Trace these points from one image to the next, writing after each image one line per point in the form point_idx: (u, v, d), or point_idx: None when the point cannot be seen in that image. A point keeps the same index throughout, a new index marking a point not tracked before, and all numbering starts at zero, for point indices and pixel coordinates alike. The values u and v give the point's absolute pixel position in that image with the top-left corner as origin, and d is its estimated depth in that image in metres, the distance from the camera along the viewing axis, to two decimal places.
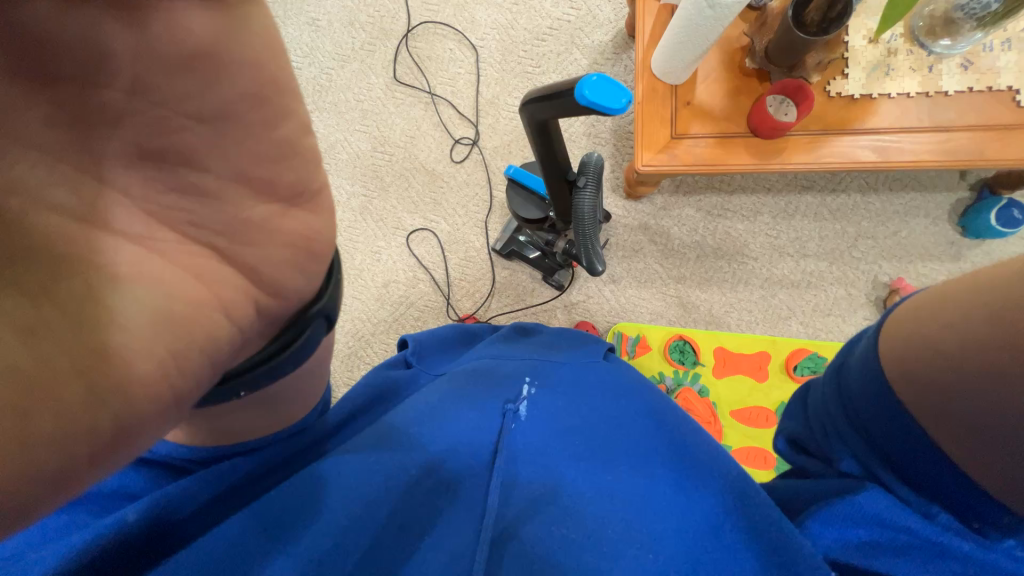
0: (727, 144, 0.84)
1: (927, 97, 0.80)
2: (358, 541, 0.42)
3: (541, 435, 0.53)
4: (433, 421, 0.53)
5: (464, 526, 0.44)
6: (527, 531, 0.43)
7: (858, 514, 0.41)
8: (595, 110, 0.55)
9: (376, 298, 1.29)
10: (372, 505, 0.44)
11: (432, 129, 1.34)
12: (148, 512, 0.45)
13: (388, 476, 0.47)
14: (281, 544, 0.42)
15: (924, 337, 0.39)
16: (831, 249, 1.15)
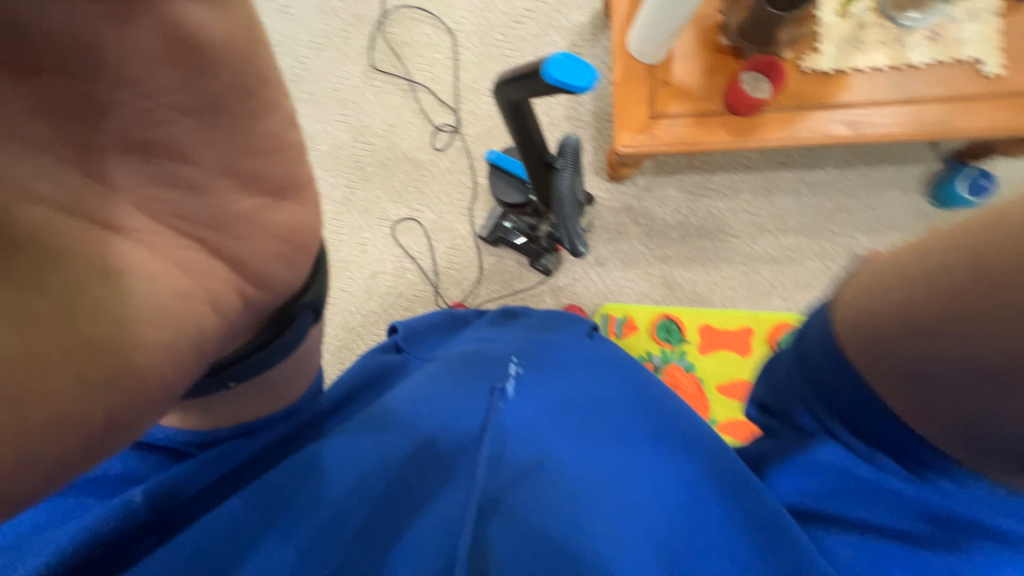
0: (705, 123, 0.85)
1: (895, 70, 0.81)
2: (353, 517, 0.44)
3: (531, 408, 0.54)
4: (426, 400, 0.54)
5: (455, 494, 0.46)
6: (516, 499, 0.45)
7: (815, 466, 0.46)
8: (562, 89, 0.55)
9: (365, 290, 1.29)
10: (367, 483, 0.46)
11: (412, 117, 1.32)
12: (157, 491, 0.46)
13: (383, 455, 0.48)
14: (278, 522, 0.43)
15: None
16: (809, 224, 1.18)
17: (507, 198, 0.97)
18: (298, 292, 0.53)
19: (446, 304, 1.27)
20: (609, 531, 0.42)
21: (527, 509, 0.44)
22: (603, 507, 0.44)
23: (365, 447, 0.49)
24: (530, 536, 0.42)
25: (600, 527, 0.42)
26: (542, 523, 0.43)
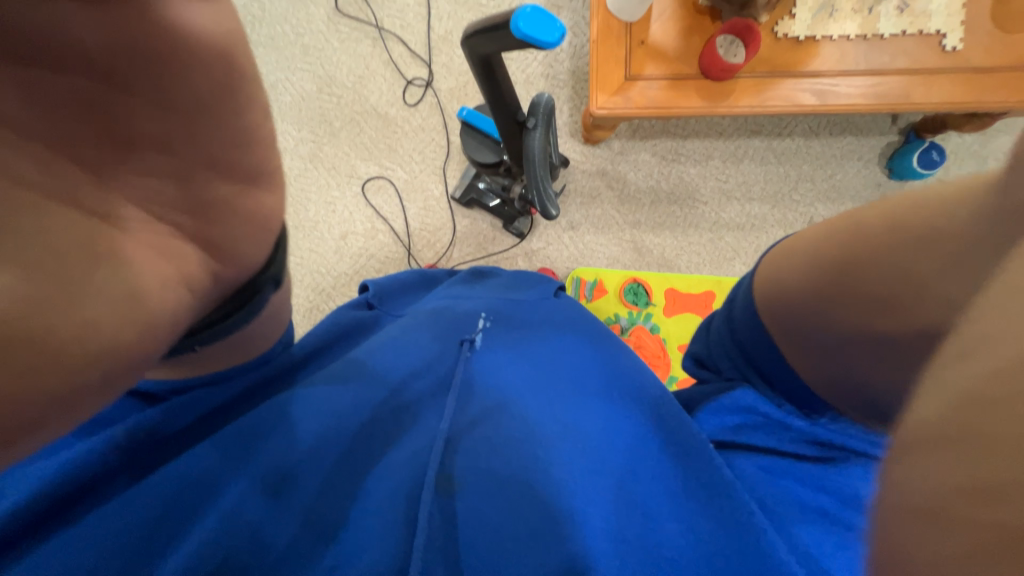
0: (679, 86, 0.85)
1: (864, 40, 0.83)
2: (325, 453, 0.46)
3: (498, 357, 0.57)
4: (396, 350, 0.56)
5: (423, 431, 0.48)
6: (480, 432, 0.48)
7: (728, 405, 0.52)
8: (531, 43, 0.54)
9: (336, 251, 1.26)
10: (339, 423, 0.48)
11: (382, 67, 1.26)
12: (136, 430, 0.47)
13: (354, 397, 0.50)
14: (244, 463, 0.44)
15: (781, 279, 0.49)
16: (774, 192, 1.22)
17: (479, 158, 0.95)
18: (261, 266, 0.50)
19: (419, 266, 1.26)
20: (569, 456, 0.45)
21: (491, 438, 0.47)
22: (563, 437, 0.47)
23: (336, 391, 0.50)
24: (493, 464, 0.45)
25: (559, 451, 0.45)
26: (505, 451, 0.46)
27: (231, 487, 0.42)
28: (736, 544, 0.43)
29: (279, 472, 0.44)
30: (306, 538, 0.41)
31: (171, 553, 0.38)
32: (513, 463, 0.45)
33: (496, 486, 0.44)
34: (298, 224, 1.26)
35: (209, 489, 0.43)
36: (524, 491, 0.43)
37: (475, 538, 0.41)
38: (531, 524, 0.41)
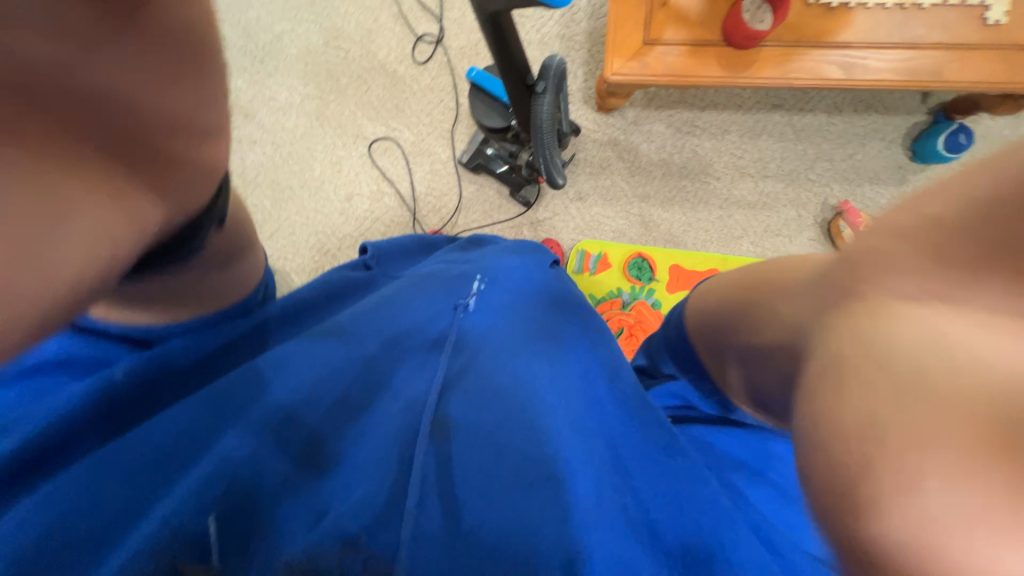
0: (699, 53, 0.81)
1: (901, 9, 0.78)
2: (325, 396, 0.47)
3: (493, 320, 0.59)
4: (394, 311, 0.58)
5: (420, 382, 0.50)
6: (473, 378, 0.51)
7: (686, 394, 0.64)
8: (540, 1, 0.52)
9: (340, 212, 1.26)
10: (338, 370, 0.49)
11: (392, 22, 1.21)
12: (134, 372, 0.49)
13: (354, 349, 0.52)
14: (245, 406, 0.46)
15: (702, 297, 0.58)
16: (790, 170, 1.18)
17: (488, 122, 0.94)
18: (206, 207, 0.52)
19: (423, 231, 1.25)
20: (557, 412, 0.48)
21: (485, 390, 0.49)
22: (552, 395, 0.50)
23: (337, 343, 0.52)
24: (486, 413, 0.47)
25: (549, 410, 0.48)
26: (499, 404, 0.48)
27: (231, 423, 0.43)
28: (695, 497, 0.47)
29: (280, 409, 0.44)
30: (306, 472, 0.42)
31: (177, 478, 0.39)
32: (505, 407, 0.47)
33: (490, 433, 0.46)
34: (303, 183, 1.25)
35: (207, 425, 0.44)
36: (518, 439, 0.45)
37: (471, 480, 0.42)
38: (522, 468, 0.43)
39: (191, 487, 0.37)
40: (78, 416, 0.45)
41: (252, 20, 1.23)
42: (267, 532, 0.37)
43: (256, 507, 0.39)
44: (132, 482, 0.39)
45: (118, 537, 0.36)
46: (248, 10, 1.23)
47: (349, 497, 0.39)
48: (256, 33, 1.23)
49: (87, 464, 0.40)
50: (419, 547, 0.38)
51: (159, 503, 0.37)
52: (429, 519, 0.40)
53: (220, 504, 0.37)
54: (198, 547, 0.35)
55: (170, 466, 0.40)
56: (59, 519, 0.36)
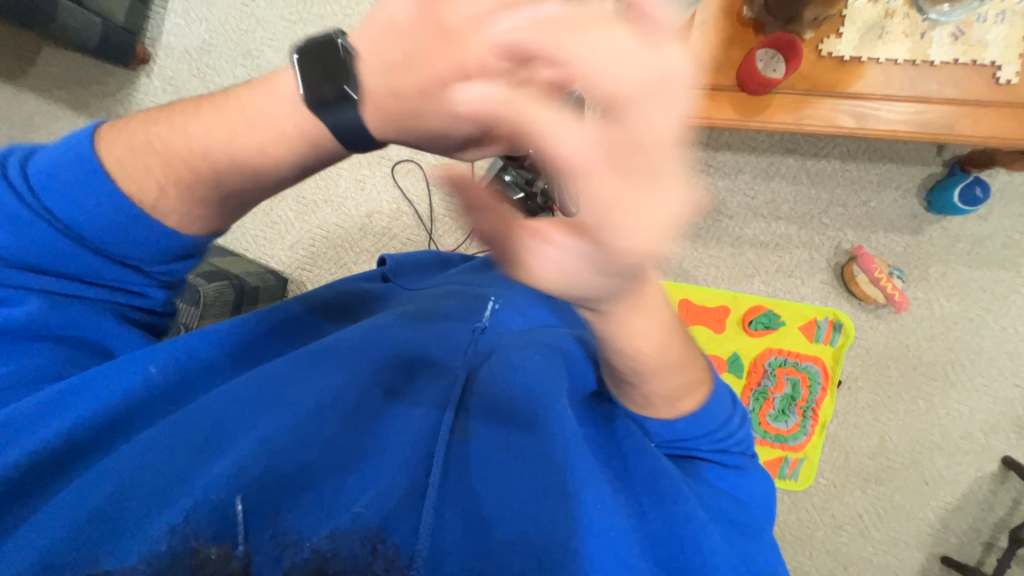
0: (714, 97, 0.84)
1: (913, 65, 0.81)
2: (343, 398, 0.51)
3: (500, 343, 0.65)
4: (406, 324, 0.63)
5: (431, 396, 0.56)
6: (485, 394, 0.56)
7: None
8: None
9: (360, 228, 1.30)
10: (359, 378, 0.54)
11: None
12: (169, 369, 0.52)
13: (371, 359, 0.57)
14: (269, 404, 0.50)
15: None
16: (803, 213, 1.19)
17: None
18: None
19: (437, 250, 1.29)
20: (562, 424, 0.51)
21: (492, 407, 0.55)
22: (552, 408, 0.53)
23: (358, 351, 0.57)
24: (495, 426, 0.53)
25: (556, 424, 0.52)
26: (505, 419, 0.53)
27: (261, 419, 0.48)
28: (670, 511, 0.49)
29: (305, 408, 0.49)
30: (331, 467, 0.46)
31: (210, 466, 0.43)
32: (517, 420, 0.53)
33: (501, 446, 0.51)
34: (327, 198, 1.31)
35: (236, 419, 0.48)
36: (527, 453, 0.50)
37: (482, 484, 0.49)
38: (534, 481, 0.48)
39: (229, 473, 0.42)
40: (118, 411, 0.48)
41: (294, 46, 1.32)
42: (284, 512, 0.40)
43: (284, 494, 0.42)
44: (168, 470, 0.43)
45: (154, 517, 0.39)
46: (291, 36, 1.31)
47: (368, 491, 0.44)
48: None
49: (130, 455, 0.44)
50: (435, 539, 0.43)
51: (195, 485, 0.42)
52: (444, 518, 0.45)
53: (251, 489, 0.41)
54: (222, 524, 0.37)
55: (205, 457, 0.45)
56: (109, 505, 0.41)
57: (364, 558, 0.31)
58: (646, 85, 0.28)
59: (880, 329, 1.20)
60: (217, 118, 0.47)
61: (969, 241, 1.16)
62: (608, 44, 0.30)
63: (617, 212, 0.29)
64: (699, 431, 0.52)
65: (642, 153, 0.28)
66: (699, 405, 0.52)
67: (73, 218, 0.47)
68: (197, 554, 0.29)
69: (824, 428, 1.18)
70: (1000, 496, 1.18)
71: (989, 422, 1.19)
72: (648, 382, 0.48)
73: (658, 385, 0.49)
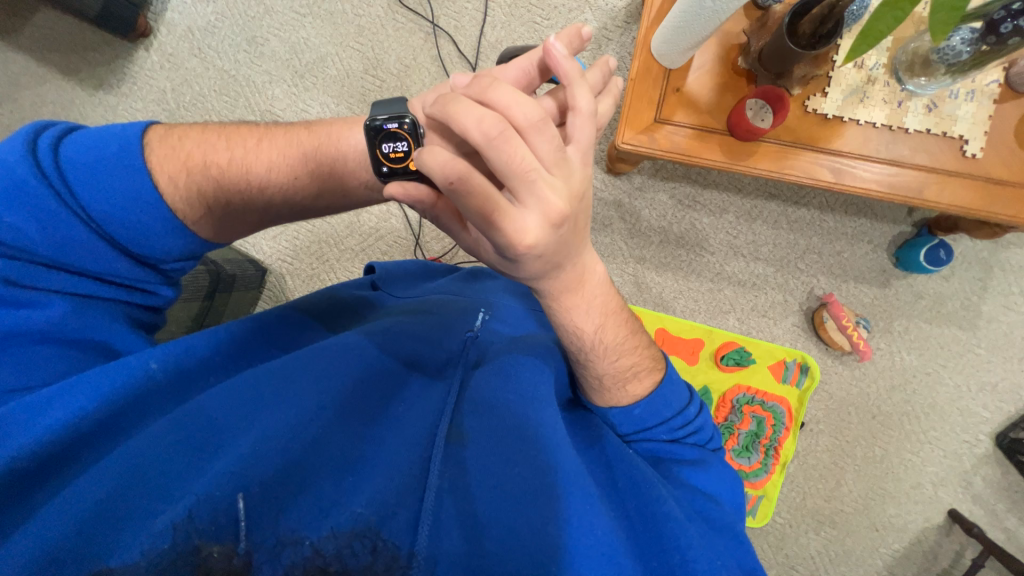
0: (704, 138, 0.88)
1: (889, 130, 0.86)
2: (343, 396, 0.51)
3: (494, 349, 0.66)
4: (403, 328, 0.64)
5: (430, 400, 0.57)
6: (482, 396, 0.57)
7: None
8: None
9: (347, 225, 1.30)
10: (356, 377, 0.54)
11: (429, 62, 1.30)
12: (169, 363, 0.50)
13: (374, 357, 0.57)
14: (263, 402, 0.48)
15: None
16: (781, 257, 1.24)
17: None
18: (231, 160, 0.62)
19: (422, 255, 1.29)
20: (557, 430, 0.53)
21: (487, 411, 0.55)
22: (545, 415, 0.54)
23: (356, 349, 0.57)
24: (491, 426, 0.53)
25: (550, 430, 0.52)
26: (502, 416, 0.54)
27: (261, 417, 0.47)
28: (650, 524, 0.51)
29: (305, 402, 0.49)
30: (334, 465, 0.45)
31: (213, 462, 0.42)
32: (511, 424, 0.53)
33: (494, 446, 0.51)
34: None
35: (235, 418, 0.46)
36: (519, 455, 0.50)
37: (478, 487, 0.48)
38: (526, 480, 0.48)
39: (232, 469, 0.41)
40: (115, 407, 0.45)
41: (300, 39, 1.32)
42: (285, 509, 0.40)
43: (284, 491, 0.41)
44: (170, 467, 0.41)
45: (161, 511, 0.38)
46: (299, 29, 1.32)
47: (366, 489, 0.44)
48: (301, 50, 1.31)
49: (130, 450, 0.42)
50: (430, 534, 0.43)
51: (199, 482, 0.40)
52: (442, 518, 0.45)
53: (253, 487, 0.40)
54: (223, 525, 0.38)
55: (206, 454, 0.43)
56: (114, 503, 0.39)
57: (364, 557, 0.39)
58: (508, 129, 0.41)
59: (844, 375, 1.24)
60: (280, 159, 0.54)
61: (931, 299, 1.22)
62: (502, 98, 0.42)
63: (500, 220, 0.42)
64: (655, 418, 0.62)
65: (508, 181, 0.42)
66: (649, 390, 0.63)
67: (110, 218, 0.47)
68: (199, 552, 0.36)
69: (785, 467, 1.20)
70: (944, 548, 1.22)
71: (939, 475, 1.23)
72: (595, 361, 0.60)
73: (605, 365, 0.61)
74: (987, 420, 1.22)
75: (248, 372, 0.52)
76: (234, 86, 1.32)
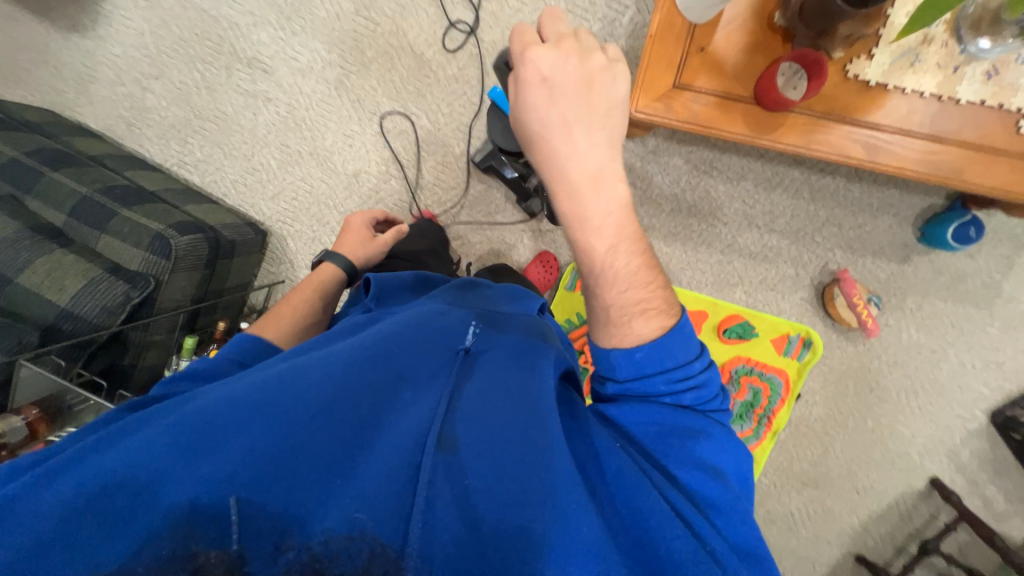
0: (726, 107, 0.79)
1: (937, 100, 0.77)
2: (331, 400, 0.50)
3: (494, 347, 0.64)
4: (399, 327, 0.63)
5: (424, 401, 0.54)
6: (479, 398, 0.55)
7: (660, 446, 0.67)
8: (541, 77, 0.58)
9: (346, 187, 1.25)
10: (345, 382, 0.52)
11: (427, 2, 1.15)
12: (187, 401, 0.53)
13: (365, 360, 0.55)
14: (253, 412, 0.48)
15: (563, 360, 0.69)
16: (797, 229, 1.18)
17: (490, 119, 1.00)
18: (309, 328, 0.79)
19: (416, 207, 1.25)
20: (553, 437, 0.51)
21: (473, 410, 0.53)
22: (541, 421, 0.52)
23: (346, 356, 0.56)
24: (484, 429, 0.51)
25: (548, 435, 0.51)
26: (492, 414, 0.53)
27: (249, 424, 0.47)
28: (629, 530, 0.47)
29: (283, 402, 0.49)
30: (325, 467, 0.45)
31: (202, 460, 0.44)
32: (504, 429, 0.51)
33: (486, 450, 0.49)
34: (313, 151, 1.25)
35: (227, 425, 0.47)
36: (512, 460, 0.48)
37: (473, 489, 0.46)
38: (517, 487, 0.46)
39: (218, 477, 0.43)
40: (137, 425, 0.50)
41: None
42: (275, 515, 0.41)
43: (274, 499, 0.42)
44: (163, 470, 0.44)
45: (146, 512, 0.41)
46: None
47: (356, 494, 0.43)
48: None
49: (128, 455, 0.45)
50: (424, 537, 0.42)
51: (184, 487, 0.42)
52: (434, 523, 0.43)
53: (243, 490, 0.42)
54: (217, 527, 0.40)
55: (196, 458, 0.44)
56: (105, 500, 0.42)
57: (361, 559, 0.37)
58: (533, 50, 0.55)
59: (847, 350, 1.23)
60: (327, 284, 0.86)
61: (951, 276, 1.17)
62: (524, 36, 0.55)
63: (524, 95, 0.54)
64: (656, 365, 0.54)
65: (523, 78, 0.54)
66: (656, 331, 0.55)
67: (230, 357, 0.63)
68: (197, 557, 0.36)
69: (777, 435, 1.21)
70: (920, 509, 1.29)
71: (926, 445, 1.27)
72: (600, 290, 0.57)
73: (612, 294, 0.56)
74: (986, 397, 1.23)
75: (248, 377, 0.54)
76: (216, 30, 1.21)
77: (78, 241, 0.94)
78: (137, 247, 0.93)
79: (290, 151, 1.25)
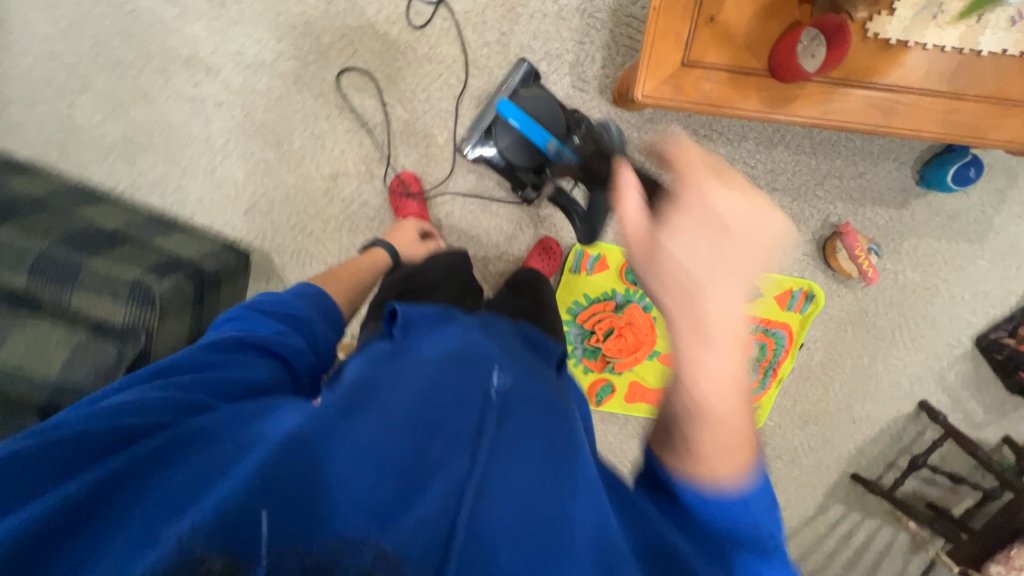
0: (738, 82, 0.73)
1: (958, 54, 0.72)
2: (363, 422, 0.41)
3: (536, 373, 0.56)
4: (446, 342, 0.55)
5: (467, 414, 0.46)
6: (522, 421, 0.47)
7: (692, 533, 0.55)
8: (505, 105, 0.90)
9: (325, 192, 1.16)
10: (381, 393, 0.45)
11: None
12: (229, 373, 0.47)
13: (401, 374, 0.48)
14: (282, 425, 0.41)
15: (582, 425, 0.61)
16: (799, 185, 1.16)
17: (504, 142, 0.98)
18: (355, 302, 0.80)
19: (394, 172, 1.14)
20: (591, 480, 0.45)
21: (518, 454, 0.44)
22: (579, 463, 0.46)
23: (381, 369, 0.49)
24: (528, 464, 0.43)
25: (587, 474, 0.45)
26: (550, 473, 0.43)
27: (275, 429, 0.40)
28: None
29: (313, 415, 0.41)
30: (360, 486, 0.37)
31: (221, 460, 0.38)
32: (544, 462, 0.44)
33: (532, 488, 0.42)
34: (281, 156, 1.14)
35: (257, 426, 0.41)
36: (557, 500, 0.41)
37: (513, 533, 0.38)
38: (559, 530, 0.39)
39: (235, 477, 0.35)
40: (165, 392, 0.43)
41: None
42: (293, 528, 0.33)
43: (293, 510, 0.34)
44: (181, 465, 0.37)
45: (157, 507, 0.34)
46: None
47: (385, 521, 0.35)
48: None
49: (145, 437, 0.39)
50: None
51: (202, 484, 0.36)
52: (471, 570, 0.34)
53: (259, 489, 0.34)
54: (227, 533, 0.32)
55: (217, 455, 0.38)
56: (113, 485, 0.36)
57: None
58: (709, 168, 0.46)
59: (847, 297, 1.27)
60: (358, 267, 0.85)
61: (946, 215, 1.19)
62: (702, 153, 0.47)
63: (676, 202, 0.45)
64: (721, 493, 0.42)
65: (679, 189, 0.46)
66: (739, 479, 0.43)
67: (286, 319, 0.58)
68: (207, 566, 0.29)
69: (781, 382, 1.29)
70: (909, 430, 1.40)
71: (917, 373, 1.36)
72: (692, 426, 0.43)
73: (705, 436, 0.42)
74: (973, 324, 1.30)
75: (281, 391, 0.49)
76: (156, 31, 1.09)
77: (47, 300, 0.85)
78: (115, 300, 0.86)
79: (256, 159, 1.14)
